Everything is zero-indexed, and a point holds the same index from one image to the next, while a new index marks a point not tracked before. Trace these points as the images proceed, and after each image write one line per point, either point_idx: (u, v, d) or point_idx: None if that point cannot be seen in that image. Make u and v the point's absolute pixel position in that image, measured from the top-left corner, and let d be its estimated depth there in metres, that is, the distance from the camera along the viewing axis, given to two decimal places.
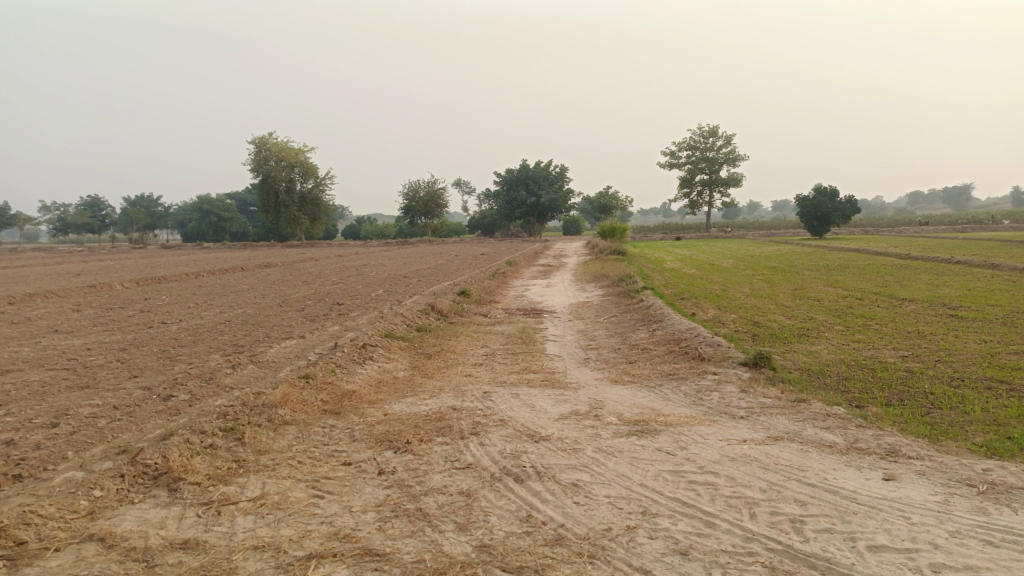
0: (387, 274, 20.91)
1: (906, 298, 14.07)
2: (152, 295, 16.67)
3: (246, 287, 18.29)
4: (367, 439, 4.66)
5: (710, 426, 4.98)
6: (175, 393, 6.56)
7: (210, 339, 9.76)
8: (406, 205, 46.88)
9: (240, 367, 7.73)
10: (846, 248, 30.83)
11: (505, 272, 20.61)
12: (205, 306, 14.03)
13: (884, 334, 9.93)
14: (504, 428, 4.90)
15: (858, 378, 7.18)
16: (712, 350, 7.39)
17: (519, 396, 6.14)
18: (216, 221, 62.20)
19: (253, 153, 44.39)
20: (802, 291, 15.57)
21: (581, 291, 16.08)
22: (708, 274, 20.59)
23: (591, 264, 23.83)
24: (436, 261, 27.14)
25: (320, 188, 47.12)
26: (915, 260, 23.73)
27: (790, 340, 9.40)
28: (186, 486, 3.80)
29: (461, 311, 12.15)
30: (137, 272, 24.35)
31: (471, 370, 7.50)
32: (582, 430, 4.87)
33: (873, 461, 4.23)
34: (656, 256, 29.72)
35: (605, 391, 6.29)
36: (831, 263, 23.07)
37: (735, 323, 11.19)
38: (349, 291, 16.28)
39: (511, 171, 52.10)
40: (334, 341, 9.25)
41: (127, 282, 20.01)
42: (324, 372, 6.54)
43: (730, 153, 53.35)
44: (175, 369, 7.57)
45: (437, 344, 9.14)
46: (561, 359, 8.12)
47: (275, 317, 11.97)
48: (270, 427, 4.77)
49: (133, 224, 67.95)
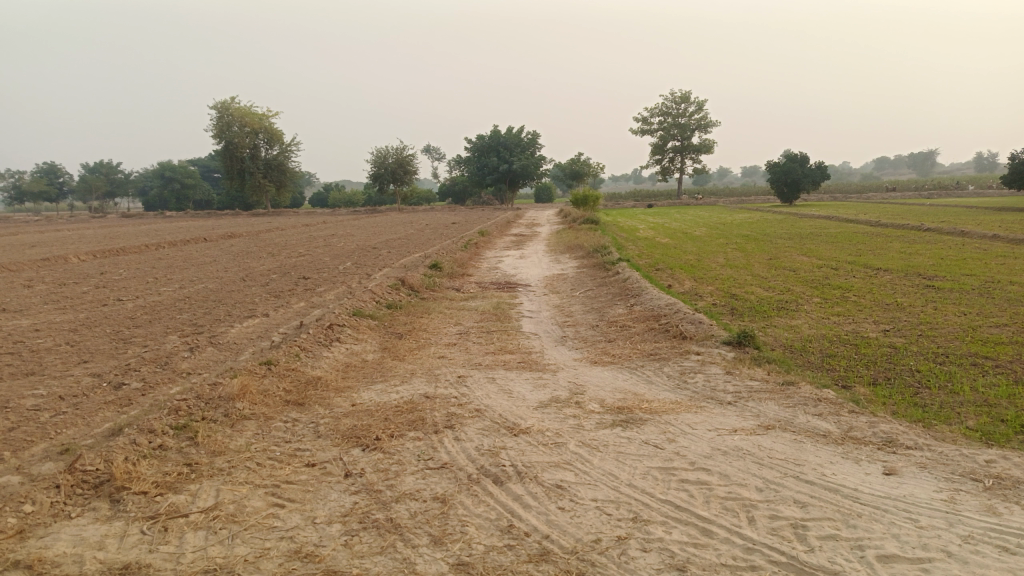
0: (356, 245, 20.34)
1: (880, 267, 13.98)
2: (109, 269, 15.98)
3: (209, 259, 17.64)
4: (333, 435, 4.32)
5: (698, 414, 4.72)
6: (126, 380, 6.13)
7: (167, 318, 9.28)
8: (375, 172, 45.94)
9: (199, 350, 7.29)
10: (817, 215, 30.89)
11: (477, 243, 20.19)
12: (165, 281, 13.47)
13: (863, 307, 9.77)
14: (480, 419, 4.59)
15: (842, 355, 6.98)
16: (693, 328, 7.14)
17: (495, 380, 5.83)
18: (179, 189, 60.82)
19: (215, 119, 43.10)
20: (776, 261, 15.44)
21: (555, 262, 15.77)
22: (682, 243, 20.36)
23: (563, 234, 23.47)
24: (406, 231, 26.55)
25: (286, 155, 45.94)
26: (885, 228, 23.78)
27: (769, 314, 9.20)
28: (129, 498, 3.43)
29: (433, 285, 11.75)
30: (94, 244, 23.41)
31: (444, 351, 7.15)
32: (564, 421, 4.58)
33: (871, 453, 4.01)
34: (628, 224, 29.49)
35: (585, 374, 6.00)
36: (804, 231, 23.00)
37: (712, 296, 10.97)
38: (316, 263, 15.75)
39: (481, 138, 51.35)
40: (300, 320, 8.82)
41: (84, 255, 19.22)
42: (287, 358, 6.15)
43: (702, 119, 53.12)
44: (128, 353, 7.12)
45: (408, 323, 8.76)
46: (537, 338, 7.81)
47: (238, 293, 11.47)
48: (226, 423, 4.40)
49: (92, 191, 66.04)
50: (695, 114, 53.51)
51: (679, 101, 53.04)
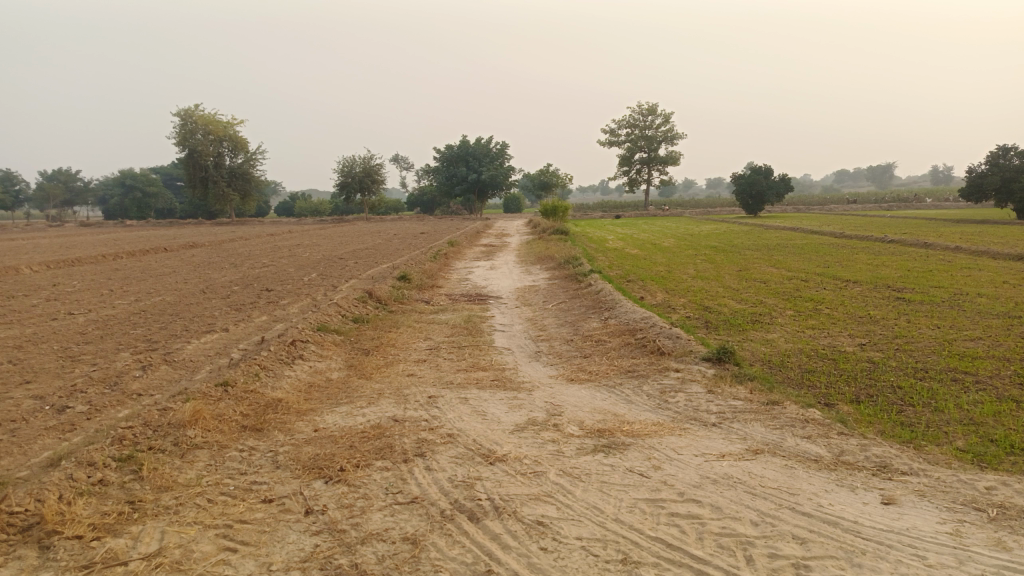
0: (322, 255, 19.91)
1: (850, 279, 14.00)
2: (62, 280, 15.31)
3: (168, 270, 17.04)
4: (293, 466, 3.99)
5: (681, 438, 4.48)
6: (71, 404, 5.69)
7: (121, 333, 8.80)
8: (342, 181, 45.31)
9: (152, 369, 6.86)
10: (783, 226, 31.17)
11: (447, 253, 19.87)
12: (121, 293, 12.93)
13: (838, 319, 9.68)
14: (453, 446, 4.30)
15: (822, 370, 6.82)
16: (671, 343, 6.93)
17: (467, 400, 5.54)
18: (139, 197, 59.37)
19: (178, 126, 42.18)
20: (747, 272, 15.38)
21: (526, 274, 15.54)
22: (652, 254, 20.28)
23: (533, 244, 23.30)
24: (373, 240, 26.07)
25: (250, 164, 45.14)
26: (850, 239, 24.04)
27: (745, 327, 9.05)
28: (61, 543, 3.05)
29: (402, 298, 11.42)
30: (48, 253, 22.53)
31: (413, 369, 6.83)
32: (542, 446, 4.30)
33: (866, 480, 3.82)
34: (598, 234, 29.42)
35: (562, 393, 5.74)
36: (771, 243, 23.13)
37: (686, 308, 10.82)
38: (279, 275, 15.30)
39: (450, 147, 51.08)
40: (261, 335, 8.43)
41: (35, 265, 18.46)
42: (246, 378, 5.79)
43: (669, 130, 53.47)
44: (74, 372, 6.66)
45: (375, 338, 8.42)
46: (510, 353, 7.53)
47: (197, 306, 11.00)
48: (176, 454, 4.04)
49: (48, 199, 64.17)
50: (662, 126, 53.89)
51: (646, 113, 53.38)
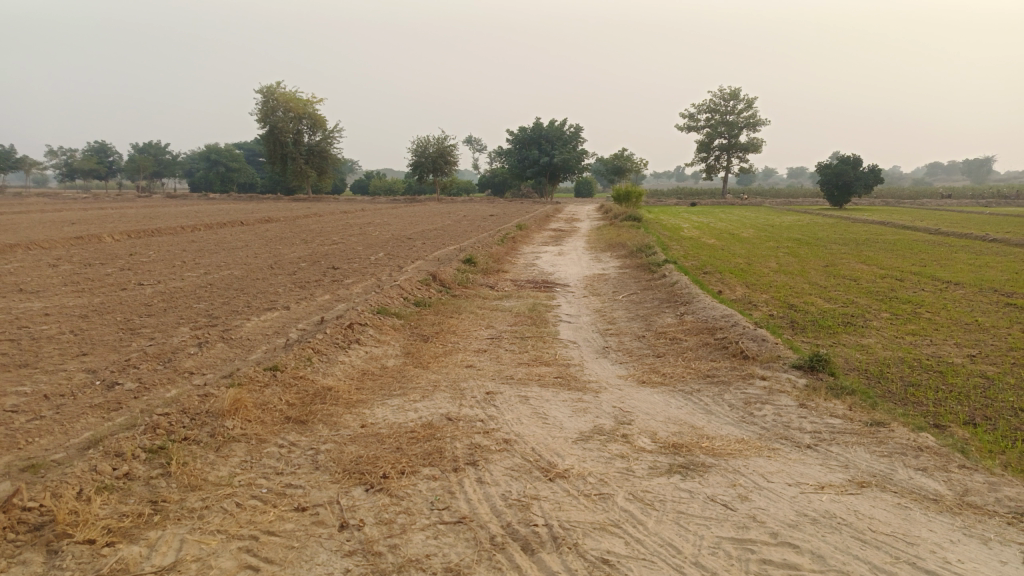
0: (391, 235, 19.79)
1: (951, 280, 12.84)
2: (139, 250, 15.62)
3: (240, 244, 17.21)
4: (334, 468, 3.62)
5: (772, 462, 3.91)
6: (121, 381, 5.52)
7: (184, 307, 8.74)
8: (415, 161, 45.48)
9: (208, 346, 6.68)
10: (872, 220, 29.41)
11: (515, 237, 19.44)
12: (191, 266, 13.02)
13: (941, 325, 8.76)
14: (510, 455, 3.85)
15: (928, 385, 6.05)
16: (756, 347, 6.29)
17: (528, 400, 5.08)
18: (223, 171, 61.28)
19: (259, 103, 43.08)
20: (835, 269, 14.34)
21: (596, 261, 14.95)
22: (730, 245, 19.32)
23: (603, 231, 22.61)
24: (443, 221, 25.88)
25: (328, 141, 45.80)
26: (946, 236, 22.41)
27: (836, 330, 8.28)
28: (71, 549, 2.75)
29: (466, 282, 11.06)
30: (132, 223, 23.22)
31: (472, 360, 6.42)
32: (610, 462, 3.81)
33: (1002, 530, 3.17)
34: (672, 222, 28.43)
35: (632, 397, 5.21)
36: (859, 237, 21.74)
37: (768, 306, 10.06)
38: (347, 253, 15.17)
39: (524, 128, 50.55)
40: (321, 315, 8.19)
41: (117, 234, 18.99)
42: (296, 363, 5.49)
43: (752, 116, 51.44)
44: (130, 347, 6.53)
45: (436, 323, 8.06)
46: (576, 348, 7.03)
47: (263, 282, 10.92)
48: (211, 448, 3.74)
49: (138, 171, 66.95)
50: (745, 111, 51.88)
51: (728, 97, 51.48)
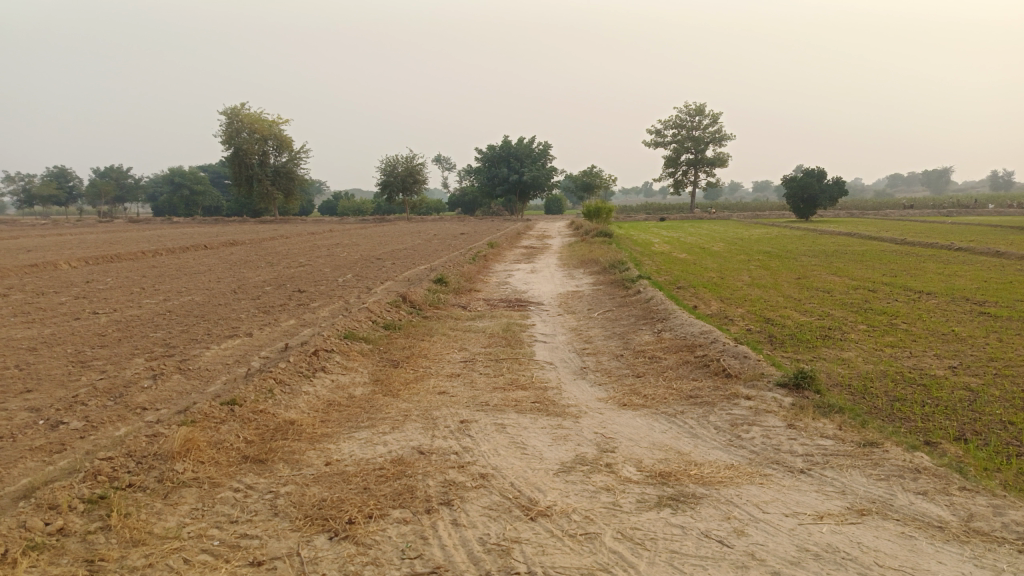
0: (359, 256, 19.44)
1: (922, 290, 12.86)
2: (97, 277, 15.07)
3: (204, 268, 16.75)
4: (295, 514, 3.31)
5: (766, 490, 3.67)
6: (67, 419, 5.13)
7: (142, 336, 8.32)
8: (384, 180, 45.15)
9: (164, 378, 6.30)
10: (839, 232, 29.69)
11: (487, 255, 19.20)
12: (150, 292, 12.52)
13: (918, 336, 8.67)
14: (487, 493, 3.57)
15: (914, 399, 5.90)
16: (738, 364, 6.09)
17: (505, 428, 4.80)
18: (188, 194, 60.30)
19: (224, 125, 42.47)
20: (807, 281, 14.31)
21: (569, 278, 14.75)
22: (702, 259, 19.28)
23: (575, 247, 22.46)
24: (413, 241, 25.57)
25: (295, 162, 45.29)
26: (911, 246, 22.68)
27: (815, 344, 8.14)
28: None
29: (437, 302, 10.77)
30: (91, 249, 22.51)
31: (445, 386, 6.12)
32: (594, 496, 3.54)
33: (1014, 558, 2.97)
34: (643, 237, 28.45)
35: (614, 422, 4.96)
36: (828, 248, 21.89)
37: (745, 320, 9.92)
38: (314, 275, 14.77)
39: (492, 147, 50.54)
40: (285, 341, 7.84)
41: (75, 261, 18.35)
42: (257, 395, 5.15)
43: (717, 132, 52.03)
44: (79, 382, 6.12)
45: (407, 347, 7.75)
46: (553, 369, 6.78)
47: (225, 307, 10.51)
48: (159, 496, 3.40)
49: (101, 196, 65.59)
50: (710, 127, 52.51)
51: (694, 114, 52.10)
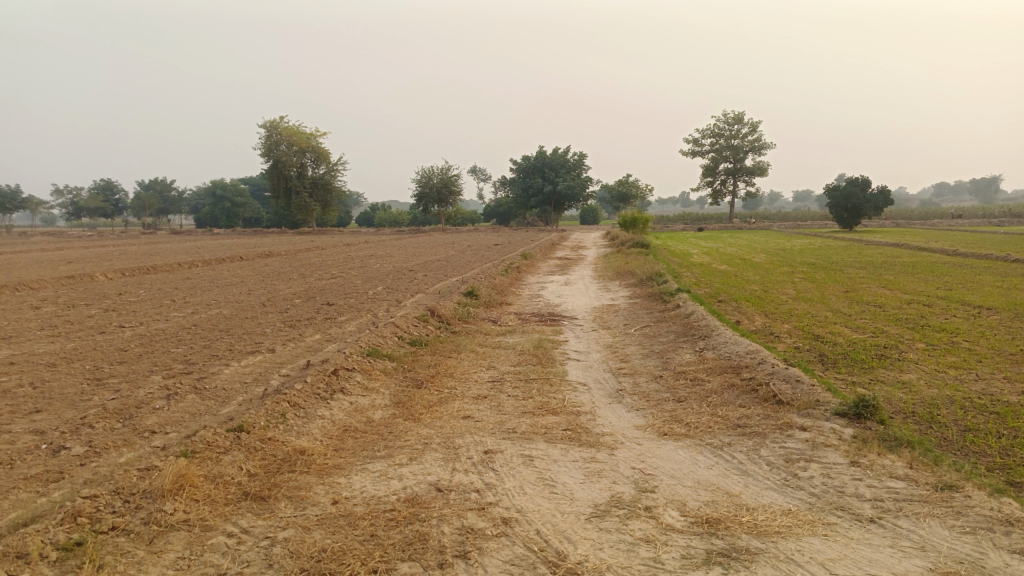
0: (391, 267, 19.19)
1: (981, 305, 12.09)
2: (130, 289, 15.02)
3: (236, 280, 16.65)
4: (289, 567, 2.92)
5: (834, 546, 3.17)
6: (70, 444, 4.83)
7: (163, 352, 8.09)
8: (420, 192, 45.13)
9: (177, 399, 6.00)
10: (885, 242, 28.64)
11: (520, 267, 18.81)
12: (180, 305, 12.36)
13: (983, 357, 8.01)
14: (509, 544, 3.14)
15: (989, 429, 5.31)
16: (789, 390, 5.57)
17: (533, 461, 4.36)
18: (229, 206, 61.25)
19: (264, 137, 42.94)
20: (856, 294, 13.61)
21: (604, 291, 14.26)
22: (743, 271, 18.60)
23: (611, 259, 21.96)
24: (446, 252, 25.32)
25: (333, 174, 45.54)
26: (965, 257, 21.66)
27: (871, 365, 7.55)
28: None
29: (467, 317, 10.41)
30: (131, 261, 22.67)
31: (471, 409, 5.70)
32: (632, 549, 3.09)
33: None
34: (680, 248, 27.75)
35: (653, 455, 4.48)
36: (875, 260, 21.03)
37: (792, 337, 9.33)
38: (344, 287, 14.51)
39: (527, 158, 50.25)
40: (307, 359, 7.52)
41: (111, 272, 18.44)
42: (267, 421, 4.80)
43: (757, 141, 51.04)
44: (90, 403, 5.84)
45: (433, 366, 7.37)
46: (586, 391, 6.33)
47: (251, 321, 10.27)
48: (144, 544, 3.05)
49: (145, 208, 66.94)
50: (750, 135, 51.53)
51: (733, 122, 51.20)
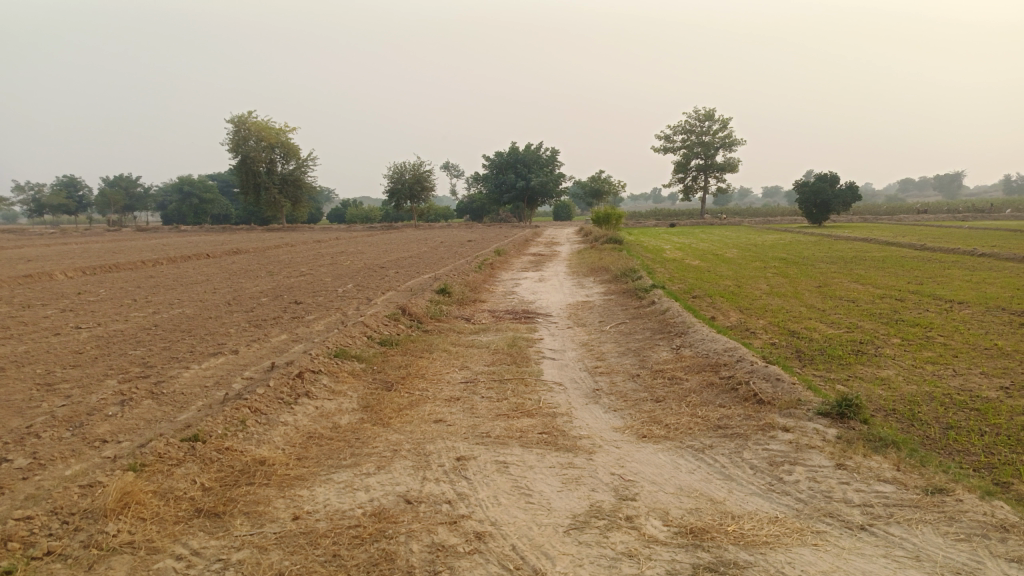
0: (363, 264, 18.86)
1: (952, 299, 12.14)
2: (90, 288, 14.52)
3: (201, 278, 16.19)
4: None
5: (825, 557, 3.01)
6: (12, 456, 4.50)
7: (121, 355, 7.72)
8: (391, 188, 44.64)
9: (133, 404, 5.68)
10: (855, 237, 28.93)
11: (493, 263, 18.59)
12: (141, 305, 11.92)
13: (958, 351, 7.98)
14: (482, 562, 2.93)
15: (972, 426, 5.22)
16: (770, 389, 5.43)
17: (508, 468, 4.15)
18: (196, 203, 60.15)
19: (232, 133, 42.16)
20: (829, 289, 13.61)
21: (579, 288, 14.09)
22: (717, 266, 18.59)
23: (584, 255, 21.83)
24: (419, 248, 24.99)
25: (302, 170, 44.86)
26: (933, 251, 21.88)
27: (849, 361, 7.47)
28: None
29: (439, 315, 10.16)
30: (93, 259, 22.01)
31: (443, 413, 5.48)
32: (614, 566, 2.90)
33: None
34: (654, 244, 27.72)
35: (632, 460, 4.30)
36: (845, 255, 21.19)
37: (768, 333, 9.25)
38: (313, 285, 14.18)
39: (500, 154, 50.01)
40: (272, 361, 7.22)
41: (71, 270, 17.84)
42: (224, 429, 4.52)
43: (727, 137, 51.31)
44: (37, 410, 5.50)
45: (403, 367, 7.12)
46: (562, 391, 6.14)
47: (215, 321, 9.92)
48: (82, 570, 2.78)
49: (110, 205, 65.46)
50: (720, 132, 51.84)
51: (703, 118, 51.46)
